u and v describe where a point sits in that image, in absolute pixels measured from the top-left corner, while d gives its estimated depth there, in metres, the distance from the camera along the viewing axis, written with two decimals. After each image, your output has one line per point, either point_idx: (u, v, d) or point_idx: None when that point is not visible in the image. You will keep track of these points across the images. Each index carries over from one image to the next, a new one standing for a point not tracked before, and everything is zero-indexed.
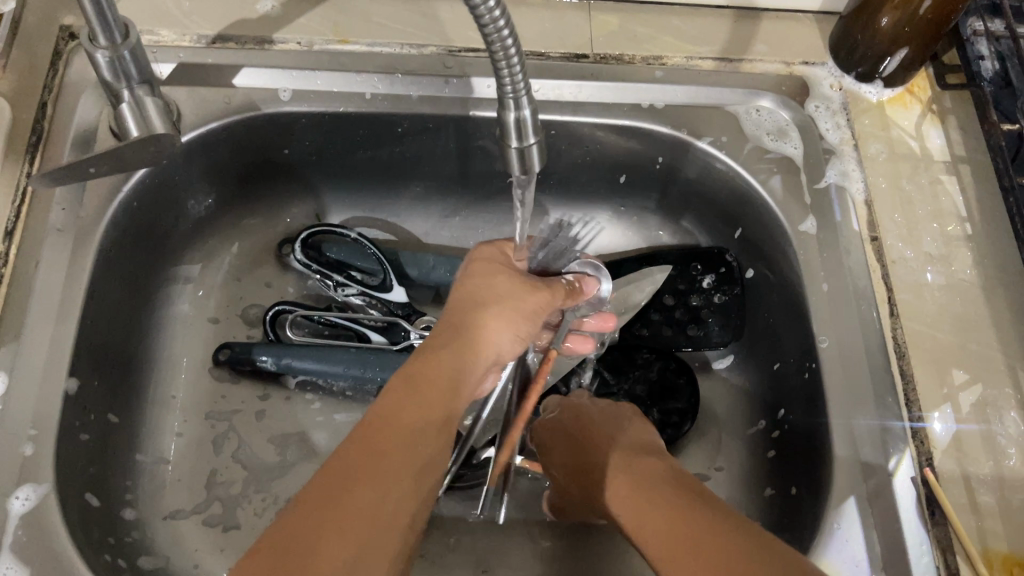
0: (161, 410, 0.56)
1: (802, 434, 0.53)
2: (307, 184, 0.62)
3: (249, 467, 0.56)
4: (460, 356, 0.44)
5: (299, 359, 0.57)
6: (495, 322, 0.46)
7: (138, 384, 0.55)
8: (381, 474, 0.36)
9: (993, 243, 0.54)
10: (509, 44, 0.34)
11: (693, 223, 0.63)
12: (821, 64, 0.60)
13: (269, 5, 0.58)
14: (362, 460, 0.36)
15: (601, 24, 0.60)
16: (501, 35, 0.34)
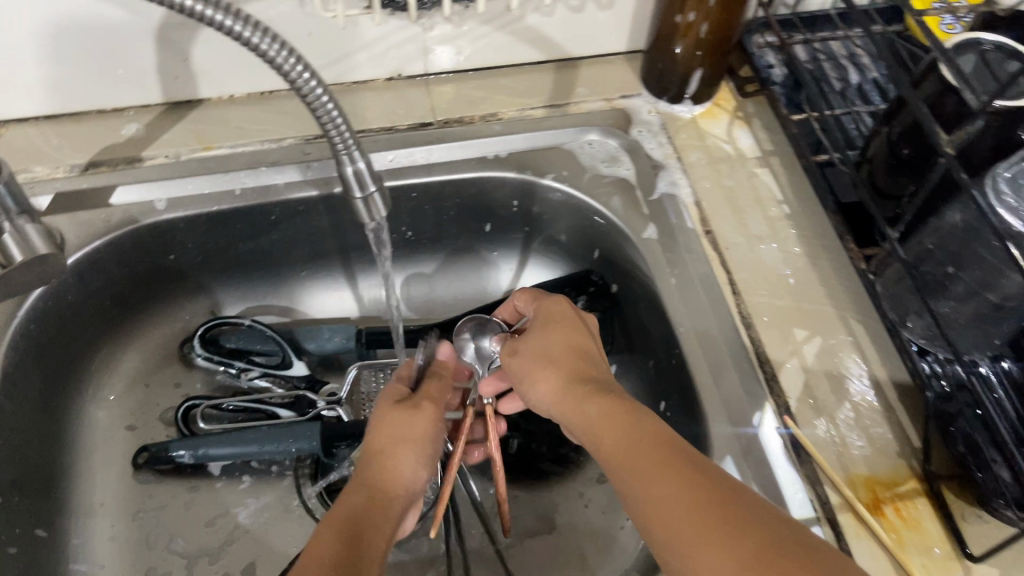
0: (88, 519, 0.58)
1: (681, 415, 0.58)
2: (201, 285, 0.66)
3: (183, 556, 0.58)
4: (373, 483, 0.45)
5: (217, 446, 0.60)
6: (400, 450, 0.47)
7: (62, 498, 0.57)
8: None
9: (809, 217, 0.62)
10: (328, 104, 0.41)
11: (558, 254, 0.70)
12: (637, 95, 0.69)
13: (134, 129, 0.63)
14: None
15: (439, 93, 0.67)
16: (321, 100, 0.41)
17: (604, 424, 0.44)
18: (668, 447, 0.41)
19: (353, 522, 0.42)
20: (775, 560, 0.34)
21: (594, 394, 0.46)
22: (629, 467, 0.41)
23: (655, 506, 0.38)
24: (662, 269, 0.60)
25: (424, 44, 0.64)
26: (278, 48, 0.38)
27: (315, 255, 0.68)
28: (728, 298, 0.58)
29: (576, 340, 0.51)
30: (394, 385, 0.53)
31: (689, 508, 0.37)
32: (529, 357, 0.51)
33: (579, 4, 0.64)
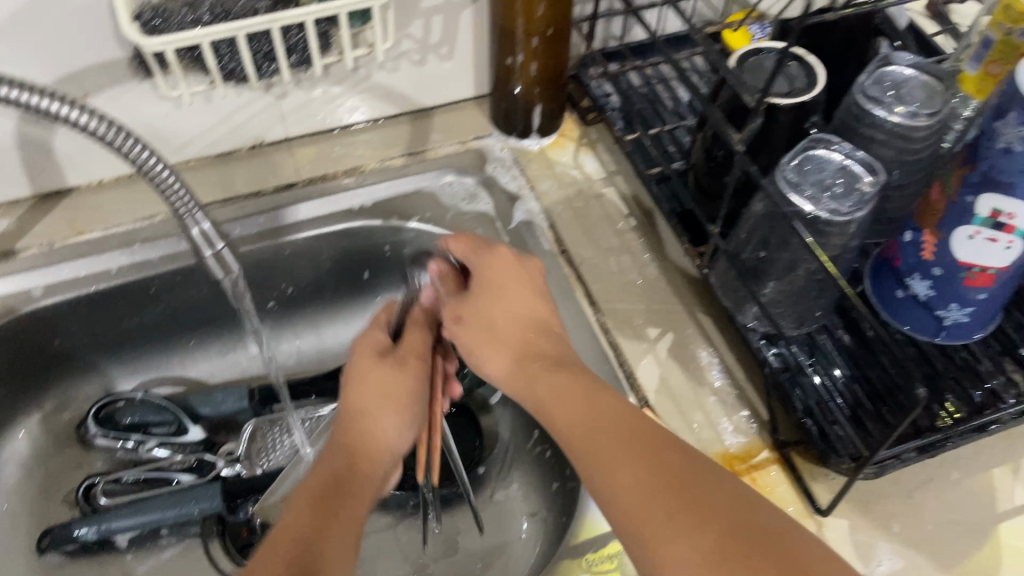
0: None
1: None
2: (91, 365, 0.68)
3: None
4: (347, 457, 0.45)
5: (119, 519, 0.61)
6: (385, 415, 0.47)
7: None
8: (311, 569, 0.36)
9: (654, 226, 0.67)
10: (164, 173, 0.44)
11: None
12: (489, 135, 0.73)
13: (5, 224, 0.65)
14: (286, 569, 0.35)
15: (302, 155, 0.71)
16: (160, 172, 0.44)
17: (564, 399, 0.42)
18: (630, 431, 0.39)
19: (326, 483, 0.43)
20: (742, 548, 0.32)
21: (550, 372, 0.44)
22: (594, 452, 0.39)
23: (616, 495, 0.37)
24: None
25: (281, 111, 0.68)
26: (115, 133, 0.42)
27: (202, 321, 0.70)
28: (586, 310, 0.62)
29: (532, 294, 0.49)
30: (375, 334, 0.52)
31: (654, 494, 0.35)
32: (488, 322, 0.48)
33: (421, 58, 0.69)
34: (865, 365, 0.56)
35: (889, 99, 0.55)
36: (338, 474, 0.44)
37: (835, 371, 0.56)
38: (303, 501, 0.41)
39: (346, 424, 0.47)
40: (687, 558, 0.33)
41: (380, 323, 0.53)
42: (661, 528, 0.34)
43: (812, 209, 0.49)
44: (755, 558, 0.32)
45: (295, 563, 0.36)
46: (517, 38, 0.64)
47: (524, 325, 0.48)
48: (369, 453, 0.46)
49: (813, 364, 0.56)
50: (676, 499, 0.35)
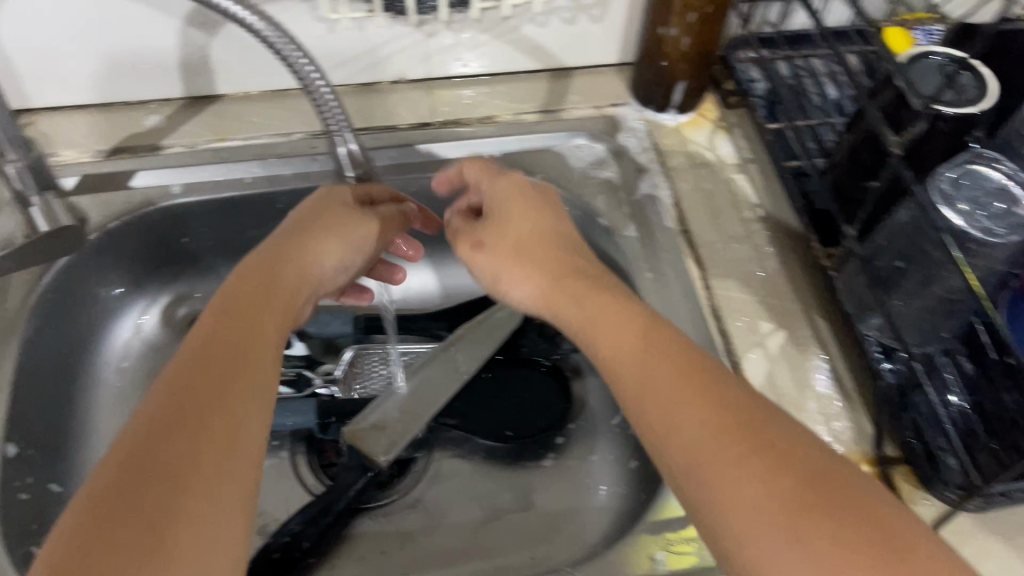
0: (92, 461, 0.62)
1: None
2: (210, 266, 0.71)
3: None
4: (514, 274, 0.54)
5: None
6: (523, 223, 0.55)
7: (67, 444, 0.60)
8: (211, 368, 0.40)
9: (785, 221, 0.66)
10: (303, 63, 0.48)
11: None
12: (626, 104, 0.73)
13: (156, 119, 0.68)
14: (200, 360, 0.40)
15: (439, 97, 0.72)
16: (304, 64, 0.48)
17: (626, 340, 0.45)
18: (697, 364, 0.41)
19: (482, 249, 0.56)
20: (823, 486, 0.35)
21: (604, 295, 0.49)
22: (652, 385, 0.41)
23: (622, 346, 0.44)
24: (639, 267, 0.63)
25: (426, 50, 0.69)
26: (248, 14, 0.46)
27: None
28: (699, 292, 0.62)
29: (547, 224, 0.55)
30: (527, 220, 0.55)
31: (649, 354, 0.43)
32: (547, 279, 0.52)
33: (572, 17, 0.69)
34: (905, 336, 0.53)
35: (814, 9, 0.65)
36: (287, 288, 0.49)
37: (957, 404, 0.50)
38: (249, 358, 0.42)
39: (498, 203, 0.57)
40: (759, 493, 0.34)
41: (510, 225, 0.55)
42: (660, 394, 0.40)
43: (937, 203, 0.49)
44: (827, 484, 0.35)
45: (203, 362, 0.40)
46: (672, 8, 0.63)
47: (528, 260, 0.53)
48: (537, 256, 0.53)
49: (930, 382, 0.52)
50: (736, 439, 0.37)
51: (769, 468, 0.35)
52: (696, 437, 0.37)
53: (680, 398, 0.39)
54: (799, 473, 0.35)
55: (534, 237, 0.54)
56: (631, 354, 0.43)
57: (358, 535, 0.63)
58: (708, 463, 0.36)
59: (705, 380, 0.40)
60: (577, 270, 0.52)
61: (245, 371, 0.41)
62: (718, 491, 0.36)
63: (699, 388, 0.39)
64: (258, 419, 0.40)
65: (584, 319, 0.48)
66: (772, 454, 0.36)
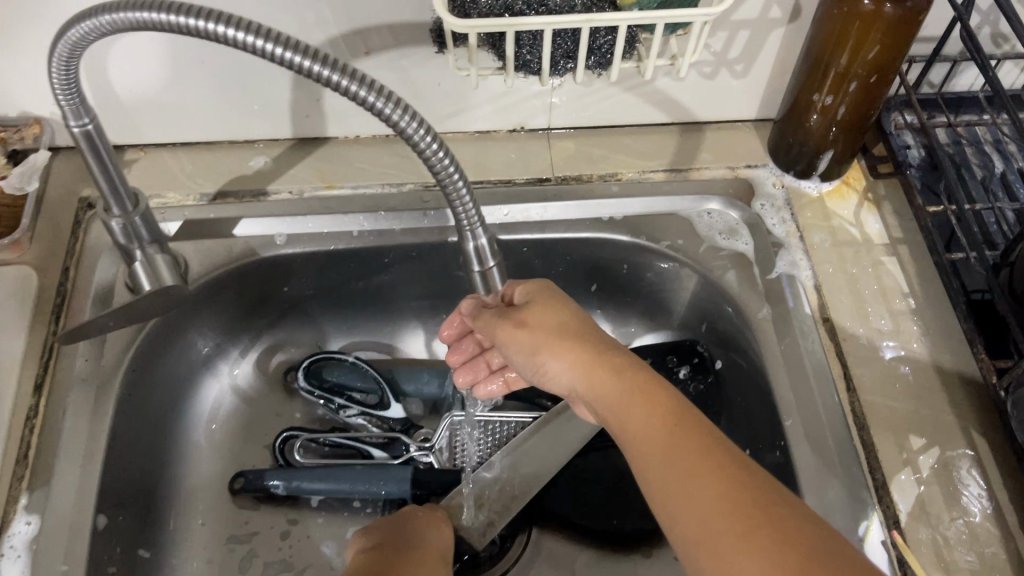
0: (179, 525, 0.60)
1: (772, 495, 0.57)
2: (309, 316, 0.67)
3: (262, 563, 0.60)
4: (552, 352, 0.48)
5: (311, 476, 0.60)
6: (551, 313, 0.49)
7: (155, 504, 0.58)
8: None
9: (938, 316, 0.59)
10: (448, 167, 0.41)
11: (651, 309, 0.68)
12: (763, 166, 0.67)
13: (262, 161, 0.65)
14: None
15: (560, 149, 0.67)
16: (444, 164, 0.41)
17: (653, 426, 0.41)
18: (716, 449, 0.39)
19: (523, 328, 0.49)
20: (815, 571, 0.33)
21: (626, 370, 0.45)
22: (661, 465, 0.39)
23: (647, 425, 0.42)
24: (774, 358, 0.58)
25: (551, 101, 0.64)
26: (399, 112, 0.39)
27: (443, 294, 0.68)
28: (842, 393, 0.56)
29: (582, 320, 0.50)
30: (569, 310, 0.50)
31: (670, 428, 0.41)
32: (577, 366, 0.47)
33: (712, 72, 0.63)
34: None
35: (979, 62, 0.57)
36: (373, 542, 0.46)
37: None
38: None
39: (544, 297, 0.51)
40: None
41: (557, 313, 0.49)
42: (670, 469, 0.39)
43: None
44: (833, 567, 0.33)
45: None
46: (831, 74, 0.57)
47: (565, 335, 0.48)
48: (575, 339, 0.47)
49: None
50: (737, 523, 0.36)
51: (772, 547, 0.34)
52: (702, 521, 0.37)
53: (690, 477, 0.38)
54: (798, 545, 0.34)
55: (570, 326, 0.48)
56: (653, 431, 0.41)
57: None
58: (711, 544, 0.36)
59: (717, 457, 0.39)
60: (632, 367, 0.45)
61: None
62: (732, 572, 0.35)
63: (714, 472, 0.38)
64: None
65: (614, 409, 0.44)
66: (779, 535, 0.35)
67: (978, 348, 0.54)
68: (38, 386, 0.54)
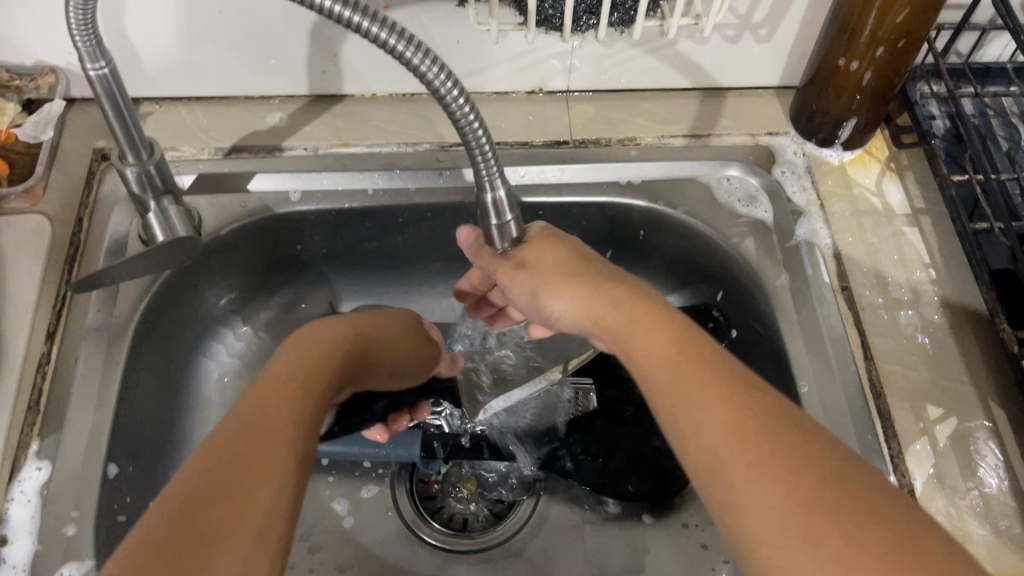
0: None
1: None
2: (323, 275, 0.67)
3: None
4: (553, 290, 0.47)
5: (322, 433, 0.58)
6: (549, 253, 0.48)
7: (166, 458, 0.58)
8: (252, 448, 0.37)
9: (959, 287, 0.59)
10: (467, 112, 0.40)
11: (668, 276, 0.67)
12: (784, 134, 0.66)
13: (278, 117, 0.65)
14: (236, 446, 0.37)
15: (578, 112, 0.66)
16: (464, 111, 0.41)
17: (659, 351, 0.41)
18: (722, 373, 0.39)
19: (521, 268, 0.48)
20: (833, 493, 0.32)
21: (625, 299, 0.45)
22: (667, 391, 0.39)
23: (653, 350, 0.42)
24: (791, 325, 0.57)
25: (571, 62, 0.63)
26: (420, 56, 0.38)
27: (457, 256, 0.67)
28: (859, 363, 0.55)
29: (581, 255, 0.49)
30: (566, 249, 0.49)
31: (680, 361, 0.40)
32: (579, 303, 0.47)
33: (736, 35, 0.62)
34: None
35: (1012, 28, 0.55)
36: (311, 373, 0.46)
37: None
38: (241, 464, 0.36)
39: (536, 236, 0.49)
40: (769, 501, 0.33)
41: (558, 251, 0.49)
42: (679, 398, 0.38)
43: None
44: (849, 488, 0.32)
45: (237, 440, 0.37)
46: (858, 38, 0.56)
47: (568, 273, 0.47)
48: (577, 277, 0.47)
49: None
50: (751, 441, 0.35)
51: (785, 470, 0.33)
52: (709, 444, 0.36)
53: (696, 397, 0.38)
54: (812, 466, 0.33)
55: (570, 263, 0.48)
56: (659, 354, 0.41)
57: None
58: (723, 467, 0.35)
59: (727, 378, 0.38)
60: (634, 295, 0.45)
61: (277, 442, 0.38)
62: (736, 495, 0.34)
63: (719, 390, 0.37)
64: (278, 488, 0.36)
65: (617, 338, 0.45)
66: (791, 456, 0.34)
67: (999, 318, 0.53)
68: (51, 336, 0.54)
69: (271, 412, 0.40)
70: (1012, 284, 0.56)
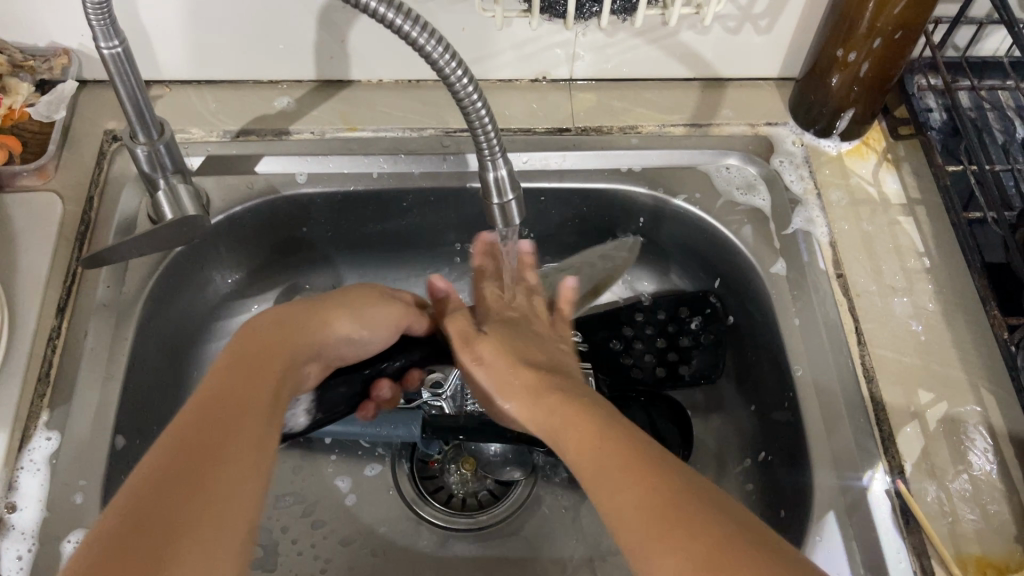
0: None
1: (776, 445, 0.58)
2: (327, 258, 0.68)
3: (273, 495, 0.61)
4: (504, 388, 0.50)
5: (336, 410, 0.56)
6: (496, 358, 0.52)
7: None
8: (230, 428, 0.38)
9: (952, 276, 0.60)
10: (470, 90, 0.41)
11: (667, 262, 0.68)
12: (783, 124, 0.67)
13: (286, 102, 0.66)
14: (209, 421, 0.37)
15: (580, 100, 0.67)
16: (468, 92, 0.42)
17: (573, 424, 0.42)
18: (635, 446, 0.39)
19: (478, 365, 0.53)
20: (734, 556, 0.32)
21: (560, 395, 0.46)
22: (587, 460, 0.39)
23: (573, 432, 0.42)
24: (786, 310, 0.58)
25: (574, 51, 0.64)
26: (425, 35, 0.40)
27: (459, 241, 0.68)
28: (853, 348, 0.56)
29: (533, 353, 0.52)
30: (516, 345, 0.53)
31: (604, 439, 0.40)
32: (525, 403, 0.47)
33: (737, 26, 0.63)
34: None
35: (1007, 21, 0.56)
36: (282, 348, 0.46)
37: None
38: (218, 441, 0.36)
39: (491, 336, 0.54)
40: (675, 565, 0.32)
41: (504, 347, 0.52)
42: (598, 470, 0.38)
43: None
44: (752, 554, 0.32)
45: (213, 418, 0.38)
46: (855, 29, 0.57)
47: (515, 377, 0.49)
48: (527, 377, 0.49)
49: None
50: (664, 509, 0.34)
51: (694, 542, 0.32)
52: (624, 508, 0.36)
53: (612, 466, 0.38)
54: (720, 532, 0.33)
55: (515, 362, 0.51)
56: (582, 431, 0.41)
57: (454, 558, 0.60)
58: (634, 531, 0.35)
59: (643, 448, 0.39)
60: (573, 391, 0.46)
61: (247, 427, 0.38)
62: (649, 561, 0.33)
63: (633, 459, 0.38)
64: (248, 468, 0.37)
65: (549, 428, 0.45)
66: (694, 520, 0.33)
67: (990, 305, 0.54)
68: (61, 311, 0.55)
69: (243, 391, 0.40)
70: (1004, 273, 0.57)
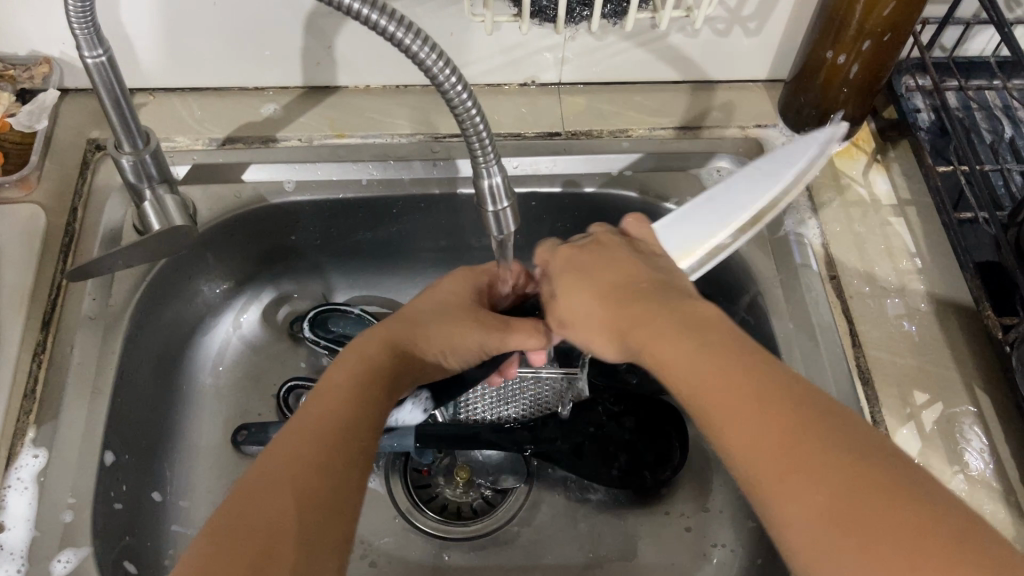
0: (184, 468, 0.59)
1: None
2: (317, 266, 0.68)
3: None
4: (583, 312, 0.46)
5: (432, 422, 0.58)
6: (582, 288, 0.46)
7: (160, 448, 0.58)
8: (336, 440, 0.39)
9: (944, 276, 0.60)
10: (464, 97, 0.41)
11: None
12: (773, 126, 0.67)
13: (272, 109, 0.65)
14: (319, 434, 0.39)
15: (570, 104, 0.67)
16: (463, 100, 0.41)
17: (670, 336, 0.38)
18: (746, 360, 0.35)
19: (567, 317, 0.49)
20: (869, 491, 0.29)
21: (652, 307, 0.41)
22: (691, 378, 0.36)
23: (672, 343, 0.38)
24: (781, 313, 0.58)
25: (563, 55, 0.64)
26: (419, 43, 0.39)
27: (450, 247, 0.68)
28: (847, 350, 0.56)
29: (624, 275, 0.45)
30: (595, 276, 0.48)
31: (712, 352, 0.36)
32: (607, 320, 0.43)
33: (726, 29, 0.63)
34: None
35: (997, 20, 0.56)
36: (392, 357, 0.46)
37: None
38: (326, 453, 0.38)
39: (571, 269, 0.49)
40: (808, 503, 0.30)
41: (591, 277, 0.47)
42: (706, 400, 0.35)
43: None
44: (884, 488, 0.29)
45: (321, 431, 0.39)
46: (845, 31, 0.56)
47: (600, 304, 0.44)
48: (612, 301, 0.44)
49: None
50: (783, 444, 0.32)
51: (821, 482, 0.30)
52: (746, 440, 0.33)
53: (723, 392, 0.35)
54: (854, 468, 0.30)
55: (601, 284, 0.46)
56: (670, 344, 0.38)
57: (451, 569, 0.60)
58: (761, 471, 0.32)
59: (747, 361, 0.35)
60: (658, 302, 0.41)
61: (355, 443, 0.39)
62: (780, 502, 0.31)
63: (743, 381, 0.34)
64: (349, 478, 0.38)
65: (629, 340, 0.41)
66: (812, 453, 0.31)
67: (984, 305, 0.54)
68: (47, 325, 0.54)
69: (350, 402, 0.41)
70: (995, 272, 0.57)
